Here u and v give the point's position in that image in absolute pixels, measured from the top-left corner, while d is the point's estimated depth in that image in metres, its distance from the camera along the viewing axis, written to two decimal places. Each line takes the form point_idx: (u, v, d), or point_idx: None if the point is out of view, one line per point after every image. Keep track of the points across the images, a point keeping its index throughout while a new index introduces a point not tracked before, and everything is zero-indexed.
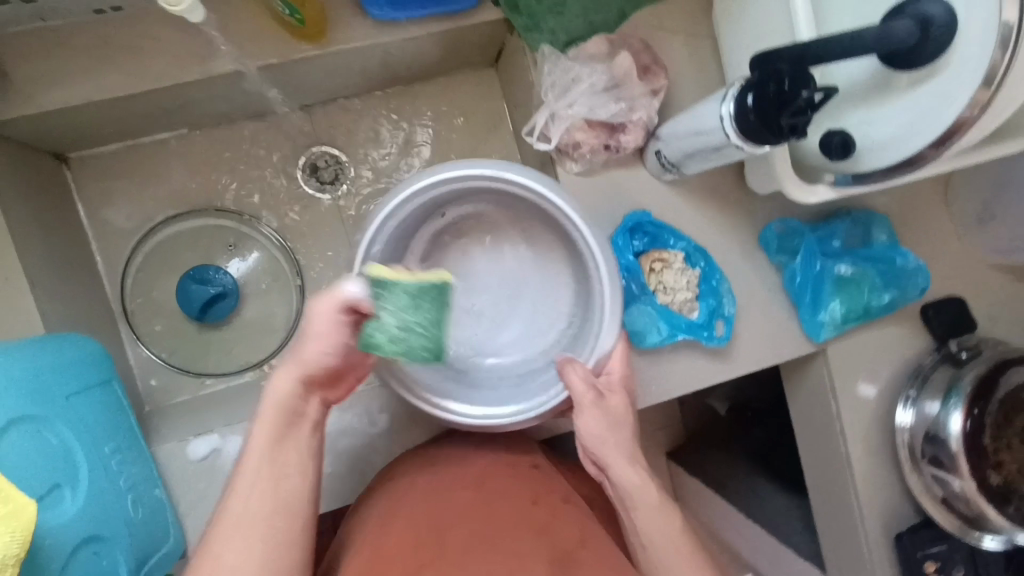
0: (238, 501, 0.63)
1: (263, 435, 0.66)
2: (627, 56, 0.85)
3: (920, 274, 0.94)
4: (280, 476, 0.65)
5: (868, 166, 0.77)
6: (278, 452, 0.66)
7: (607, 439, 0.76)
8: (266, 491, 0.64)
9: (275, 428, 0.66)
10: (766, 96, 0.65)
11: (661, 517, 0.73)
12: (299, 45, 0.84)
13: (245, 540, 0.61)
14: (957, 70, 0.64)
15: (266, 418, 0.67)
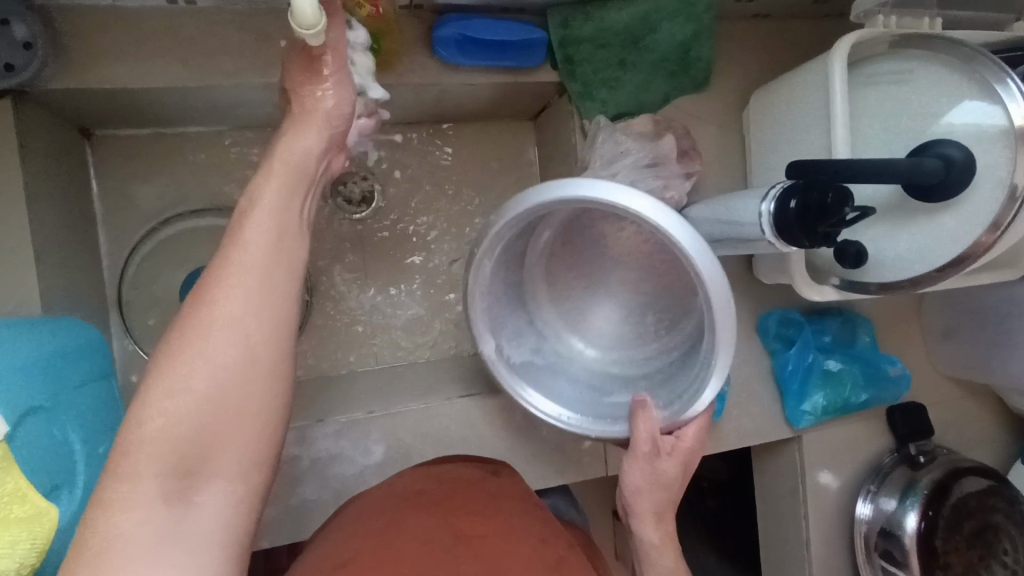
0: (223, 280, 0.50)
1: (267, 209, 0.53)
2: (671, 139, 0.91)
3: (899, 381, 1.03)
4: (275, 262, 0.52)
5: (874, 279, 0.84)
6: (285, 234, 0.53)
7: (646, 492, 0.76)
8: (259, 267, 0.51)
9: (278, 205, 0.54)
10: (809, 205, 0.72)
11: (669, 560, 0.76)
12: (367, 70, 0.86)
13: (226, 334, 0.49)
14: (972, 209, 0.75)
15: (277, 180, 0.56)
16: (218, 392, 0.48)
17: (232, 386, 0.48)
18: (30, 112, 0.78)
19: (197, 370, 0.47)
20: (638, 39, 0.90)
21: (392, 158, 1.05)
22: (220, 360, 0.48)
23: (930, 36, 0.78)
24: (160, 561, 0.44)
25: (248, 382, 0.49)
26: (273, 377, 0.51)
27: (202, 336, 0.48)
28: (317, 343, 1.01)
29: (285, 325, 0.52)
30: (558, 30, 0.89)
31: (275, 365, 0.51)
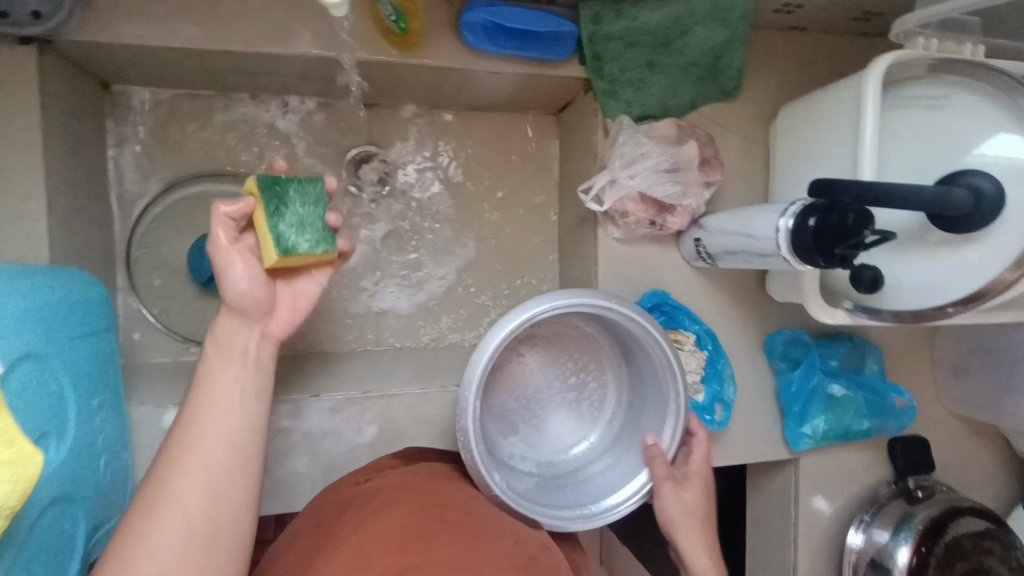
0: (189, 438, 0.58)
1: (228, 379, 0.62)
2: (693, 146, 0.90)
3: (905, 412, 1.01)
4: (231, 429, 0.60)
5: (889, 305, 0.83)
6: (239, 407, 0.61)
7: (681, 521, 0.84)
8: (218, 437, 0.59)
9: (230, 383, 0.62)
10: (828, 225, 0.70)
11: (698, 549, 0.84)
12: (390, 51, 0.85)
13: (183, 499, 0.55)
14: (996, 244, 0.72)
15: (212, 365, 0.62)
16: (183, 549, 0.54)
17: (201, 535, 0.55)
18: (52, 62, 0.78)
19: (155, 531, 0.53)
20: (670, 42, 0.88)
21: (410, 141, 1.04)
22: (183, 515, 0.55)
23: (986, 68, 0.75)
24: None
25: (215, 531, 0.56)
26: (237, 524, 0.58)
27: (166, 491, 0.55)
28: (319, 319, 1.01)
29: (232, 484, 0.58)
30: (587, 26, 0.86)
31: (229, 520, 0.57)
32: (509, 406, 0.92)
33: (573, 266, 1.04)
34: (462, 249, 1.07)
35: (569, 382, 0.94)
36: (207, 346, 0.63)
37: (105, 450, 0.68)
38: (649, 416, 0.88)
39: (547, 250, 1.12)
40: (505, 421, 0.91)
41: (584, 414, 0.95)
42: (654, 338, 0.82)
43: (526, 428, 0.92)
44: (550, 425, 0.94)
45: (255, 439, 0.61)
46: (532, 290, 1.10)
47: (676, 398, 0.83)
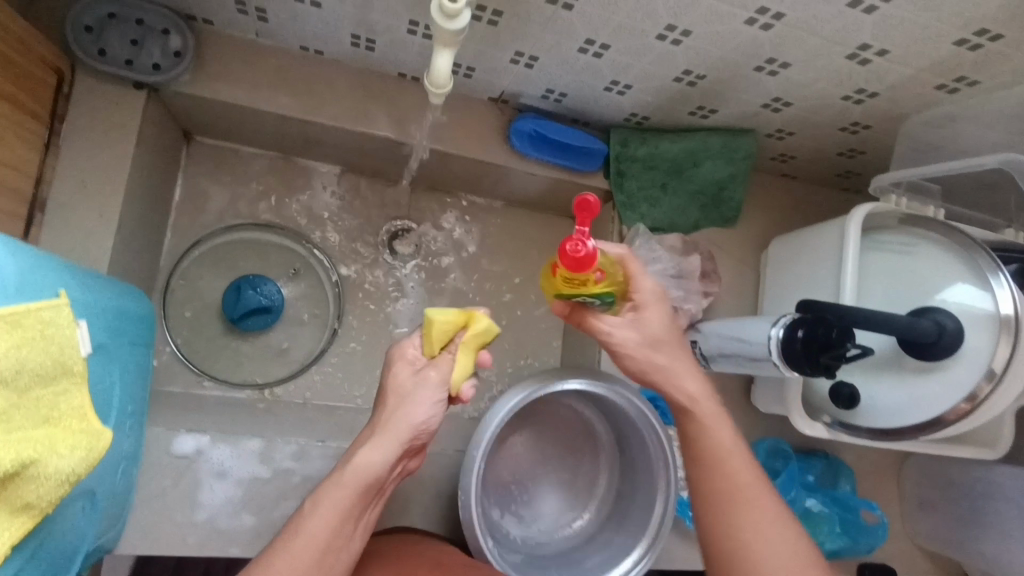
0: (323, 503, 0.63)
1: (390, 454, 0.65)
2: (697, 259, 1.02)
3: (877, 535, 1.05)
4: (363, 497, 0.64)
5: (864, 423, 0.91)
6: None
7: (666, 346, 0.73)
8: None
9: (396, 444, 0.66)
10: (815, 337, 0.79)
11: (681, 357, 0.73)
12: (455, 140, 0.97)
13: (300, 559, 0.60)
14: (958, 370, 0.83)
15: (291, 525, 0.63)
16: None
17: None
18: (154, 106, 0.89)
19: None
20: (682, 170, 1.03)
21: (444, 221, 1.15)
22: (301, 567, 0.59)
23: (957, 230, 0.88)
24: None
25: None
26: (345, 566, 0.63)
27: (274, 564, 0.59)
28: (331, 371, 1.05)
29: (359, 530, 0.65)
30: (616, 147, 1.02)
31: None
32: (503, 478, 0.95)
33: (577, 353, 1.12)
34: None
35: (562, 466, 0.98)
36: (344, 475, 0.63)
37: (124, 460, 0.70)
38: (636, 511, 0.90)
39: (553, 336, 1.19)
40: (497, 498, 0.94)
41: (569, 502, 0.97)
42: (655, 434, 0.86)
43: (518, 508, 0.95)
44: (542, 509, 0.96)
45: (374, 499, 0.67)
46: (534, 371, 1.16)
47: (660, 501, 0.86)
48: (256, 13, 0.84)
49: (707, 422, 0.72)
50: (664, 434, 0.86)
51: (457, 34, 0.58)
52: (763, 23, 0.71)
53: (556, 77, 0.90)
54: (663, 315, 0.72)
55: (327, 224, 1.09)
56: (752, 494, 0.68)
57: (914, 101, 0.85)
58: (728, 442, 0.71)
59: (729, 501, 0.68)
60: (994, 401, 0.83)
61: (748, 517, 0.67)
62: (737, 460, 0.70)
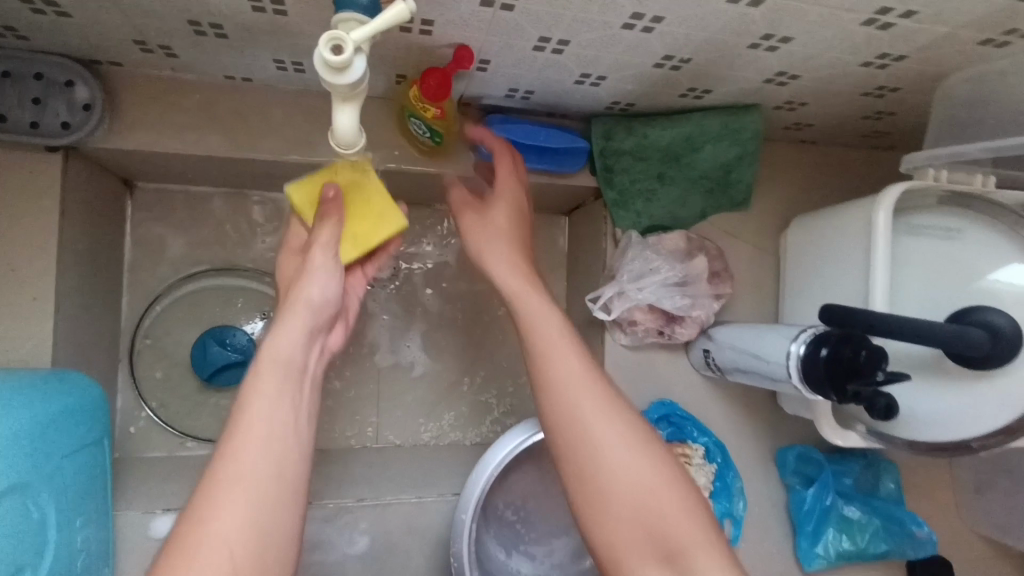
0: (241, 446, 0.53)
1: (282, 378, 0.58)
2: (703, 260, 0.89)
3: (922, 538, 0.96)
4: (277, 436, 0.55)
5: (902, 434, 0.80)
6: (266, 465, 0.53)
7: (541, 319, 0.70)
8: (263, 470, 0.53)
9: (288, 360, 0.59)
10: (840, 360, 0.68)
11: (547, 311, 0.71)
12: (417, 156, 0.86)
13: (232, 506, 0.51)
14: (1020, 375, 0.70)
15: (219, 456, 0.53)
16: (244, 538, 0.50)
17: (258, 544, 0.50)
18: (77, 165, 0.80)
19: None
20: (679, 157, 0.90)
21: (421, 237, 1.05)
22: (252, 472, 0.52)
23: (1005, 207, 0.75)
24: None
25: (274, 534, 0.51)
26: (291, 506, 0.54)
27: (210, 519, 0.49)
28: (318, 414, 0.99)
29: (303, 413, 0.58)
30: (598, 141, 0.89)
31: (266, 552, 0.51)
32: (505, 520, 0.89)
33: None
34: (469, 344, 1.06)
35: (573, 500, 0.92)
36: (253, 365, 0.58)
37: (82, 571, 0.66)
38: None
39: None
40: (504, 543, 0.88)
41: (580, 540, 0.91)
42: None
43: (529, 550, 0.89)
44: (556, 548, 0.90)
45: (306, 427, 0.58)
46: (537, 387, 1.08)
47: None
48: (162, 50, 0.73)
49: (533, 319, 0.70)
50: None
51: (354, 84, 0.48)
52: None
53: (516, 76, 0.77)
54: (511, 209, 0.79)
55: None
56: (576, 401, 0.65)
57: (954, 57, 0.69)
58: (563, 373, 0.66)
59: (565, 434, 0.64)
60: None
61: (568, 442, 0.64)
62: (558, 353, 0.68)
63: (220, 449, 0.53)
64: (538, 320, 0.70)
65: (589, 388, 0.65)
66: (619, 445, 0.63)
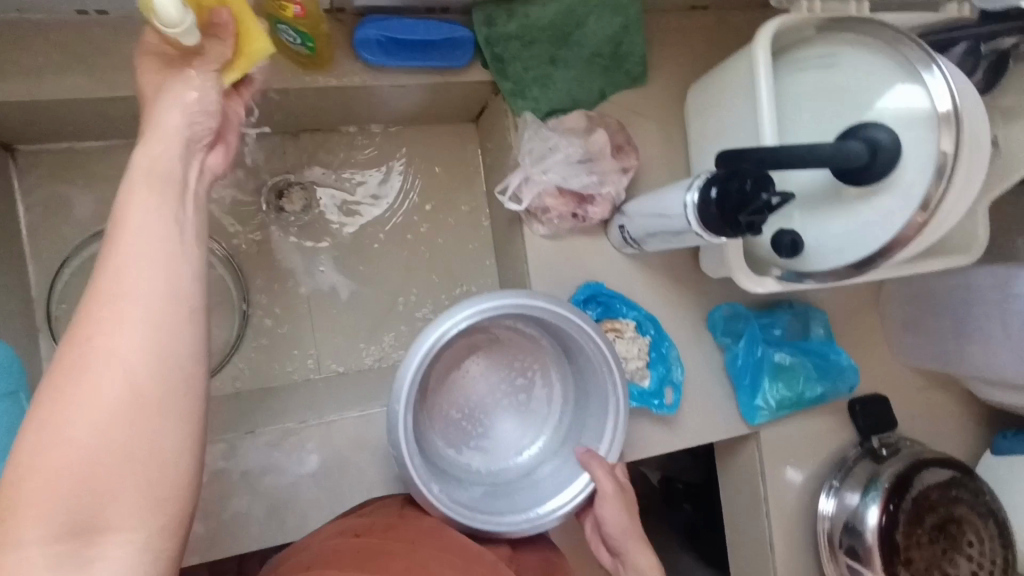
0: (94, 326, 0.46)
1: (140, 254, 0.49)
2: (603, 134, 0.90)
3: (852, 372, 1.01)
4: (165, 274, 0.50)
5: (811, 268, 0.83)
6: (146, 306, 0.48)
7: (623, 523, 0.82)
8: (143, 301, 0.48)
9: (145, 233, 0.50)
10: (729, 194, 0.69)
11: (611, 504, 0.82)
12: (300, 74, 0.85)
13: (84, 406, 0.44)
14: (903, 187, 0.73)
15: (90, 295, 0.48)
16: (108, 436, 0.44)
17: (121, 435, 0.44)
18: None
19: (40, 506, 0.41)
20: (566, 35, 0.89)
21: (331, 165, 1.04)
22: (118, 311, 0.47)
23: (884, 24, 0.75)
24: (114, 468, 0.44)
25: (145, 432, 0.45)
26: (170, 396, 0.47)
27: (60, 412, 0.43)
28: (257, 354, 0.99)
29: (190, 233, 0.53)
30: (482, 28, 0.87)
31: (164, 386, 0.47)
32: (443, 409, 0.90)
33: (508, 268, 1.04)
34: (398, 264, 1.07)
35: (508, 384, 0.93)
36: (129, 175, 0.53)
37: None
38: (594, 423, 0.87)
39: (484, 256, 1.11)
40: (442, 432, 0.89)
41: (524, 423, 0.93)
42: (604, 357, 0.81)
43: (467, 437, 0.91)
44: (496, 431, 0.92)
45: (183, 306, 0.50)
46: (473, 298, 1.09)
47: (617, 413, 0.83)
48: None
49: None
50: (611, 358, 0.81)
51: None
52: None
53: None
54: None
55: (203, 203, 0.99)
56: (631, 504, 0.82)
57: None
58: (614, 518, 0.81)
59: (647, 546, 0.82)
60: (945, 213, 0.73)
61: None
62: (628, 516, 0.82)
63: (72, 328, 0.46)
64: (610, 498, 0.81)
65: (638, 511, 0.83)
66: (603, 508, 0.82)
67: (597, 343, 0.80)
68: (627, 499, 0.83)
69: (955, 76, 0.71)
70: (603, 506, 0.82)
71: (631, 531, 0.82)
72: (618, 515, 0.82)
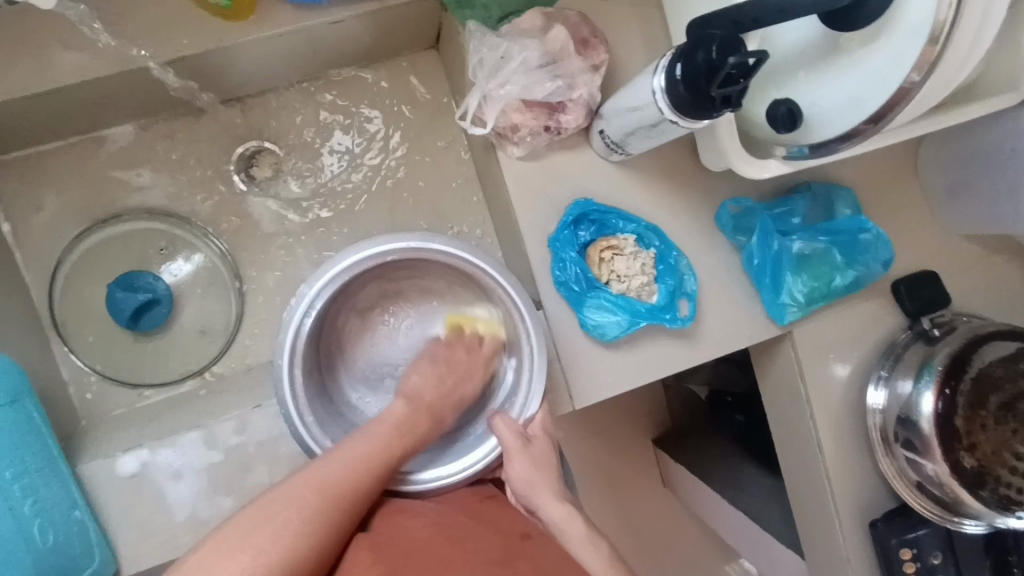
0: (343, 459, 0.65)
1: (382, 447, 0.69)
2: (562, 29, 0.81)
3: (884, 248, 0.90)
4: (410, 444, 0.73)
5: (817, 139, 0.73)
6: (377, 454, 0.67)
7: (534, 477, 0.74)
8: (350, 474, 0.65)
9: (387, 449, 0.69)
10: (695, 67, 0.60)
11: (521, 455, 0.73)
12: (229, 27, 0.80)
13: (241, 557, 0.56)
14: (911, 20, 0.62)
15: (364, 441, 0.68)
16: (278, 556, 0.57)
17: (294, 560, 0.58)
18: None
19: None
20: None
21: (295, 123, 1.00)
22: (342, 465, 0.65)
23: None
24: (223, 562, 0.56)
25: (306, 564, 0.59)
26: (331, 532, 0.61)
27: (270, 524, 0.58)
28: (260, 328, 0.99)
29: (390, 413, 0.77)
30: None
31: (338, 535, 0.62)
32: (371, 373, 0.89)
33: (495, 199, 0.97)
34: (383, 214, 1.02)
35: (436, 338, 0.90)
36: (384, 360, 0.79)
37: (39, 515, 0.71)
38: (516, 360, 0.80)
39: (471, 190, 1.05)
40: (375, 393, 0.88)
41: None
42: (493, 278, 0.73)
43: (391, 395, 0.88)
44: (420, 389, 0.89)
45: (364, 495, 0.65)
46: (467, 237, 1.04)
47: (527, 336, 0.75)
48: None
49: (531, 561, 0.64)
50: (501, 277, 0.73)
51: None
52: None
53: None
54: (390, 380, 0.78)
55: (177, 186, 0.97)
56: (545, 458, 0.75)
57: None
58: (524, 476, 0.73)
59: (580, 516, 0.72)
60: (968, 35, 0.61)
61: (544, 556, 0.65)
62: (540, 467, 0.74)
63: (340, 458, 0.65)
64: (515, 451, 0.73)
65: (545, 466, 0.75)
66: (514, 469, 0.73)
67: (494, 278, 0.73)
68: (537, 454, 0.75)
69: None
70: (511, 463, 0.73)
71: (546, 488, 0.74)
72: (527, 471, 0.73)
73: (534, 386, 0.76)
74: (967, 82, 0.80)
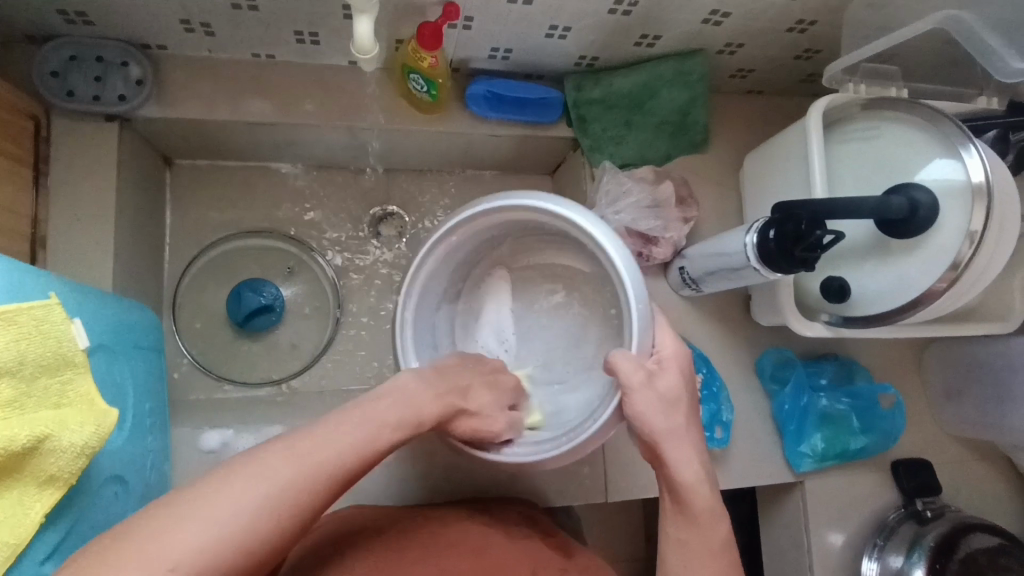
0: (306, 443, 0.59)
1: (347, 450, 0.61)
2: (669, 185, 1.04)
3: (892, 424, 1.06)
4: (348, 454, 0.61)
5: (851, 313, 0.93)
6: (335, 457, 0.59)
7: (658, 414, 0.72)
8: (301, 464, 0.57)
9: (356, 451, 0.61)
10: (785, 233, 0.80)
11: (654, 401, 0.72)
12: (422, 118, 1.02)
13: (196, 526, 0.50)
14: (939, 244, 0.82)
15: (310, 445, 0.59)
16: (185, 565, 0.49)
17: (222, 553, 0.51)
18: (129, 136, 0.94)
19: (127, 564, 0.47)
20: (642, 103, 1.04)
21: (423, 199, 1.19)
22: (323, 461, 0.58)
23: (918, 103, 0.87)
24: (152, 534, 0.49)
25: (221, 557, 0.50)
26: (282, 531, 0.54)
27: (203, 503, 0.52)
28: (342, 357, 1.10)
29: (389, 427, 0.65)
30: (571, 93, 1.04)
31: (277, 520, 0.54)
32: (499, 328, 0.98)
33: None
34: None
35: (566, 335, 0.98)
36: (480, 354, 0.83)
37: (151, 452, 0.76)
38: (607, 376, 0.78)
39: None
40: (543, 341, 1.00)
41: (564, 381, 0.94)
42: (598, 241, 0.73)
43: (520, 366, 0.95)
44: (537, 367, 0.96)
45: (328, 492, 0.58)
46: None
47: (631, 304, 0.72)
48: (202, 29, 0.89)
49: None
50: (611, 245, 0.73)
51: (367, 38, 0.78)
52: (624, 10, 0.89)
53: (496, 32, 0.92)
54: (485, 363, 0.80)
55: (315, 221, 1.13)
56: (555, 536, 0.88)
57: None
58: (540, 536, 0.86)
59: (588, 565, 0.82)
60: (982, 261, 0.81)
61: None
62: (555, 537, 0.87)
63: (301, 445, 0.58)
64: (636, 390, 0.71)
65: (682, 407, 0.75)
66: (646, 404, 0.72)
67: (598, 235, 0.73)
68: (663, 385, 0.73)
69: (987, 151, 0.81)
70: (632, 399, 0.72)
71: (686, 419, 0.74)
72: (655, 400, 0.72)
73: (646, 332, 0.73)
74: (971, 306, 1.00)
